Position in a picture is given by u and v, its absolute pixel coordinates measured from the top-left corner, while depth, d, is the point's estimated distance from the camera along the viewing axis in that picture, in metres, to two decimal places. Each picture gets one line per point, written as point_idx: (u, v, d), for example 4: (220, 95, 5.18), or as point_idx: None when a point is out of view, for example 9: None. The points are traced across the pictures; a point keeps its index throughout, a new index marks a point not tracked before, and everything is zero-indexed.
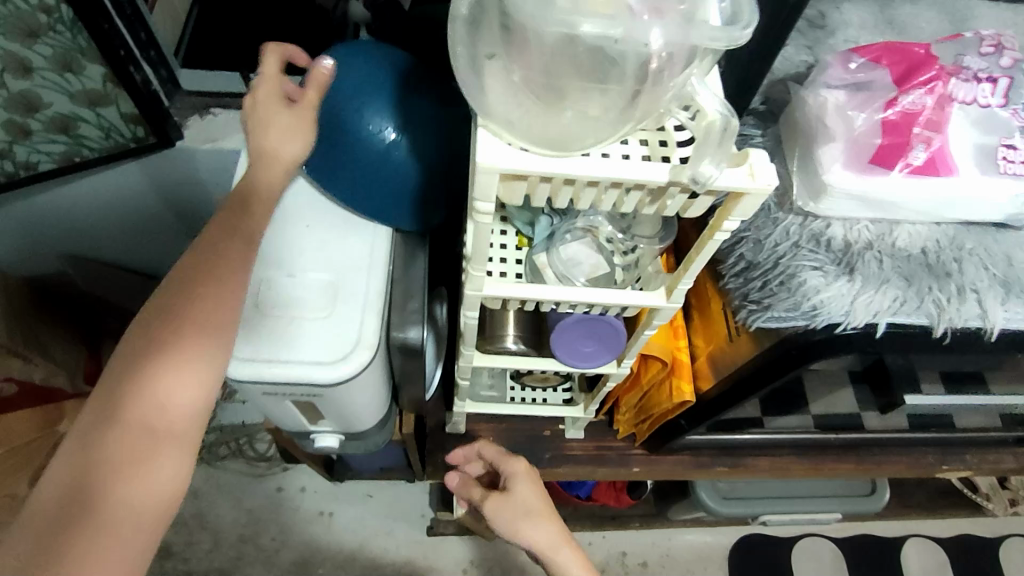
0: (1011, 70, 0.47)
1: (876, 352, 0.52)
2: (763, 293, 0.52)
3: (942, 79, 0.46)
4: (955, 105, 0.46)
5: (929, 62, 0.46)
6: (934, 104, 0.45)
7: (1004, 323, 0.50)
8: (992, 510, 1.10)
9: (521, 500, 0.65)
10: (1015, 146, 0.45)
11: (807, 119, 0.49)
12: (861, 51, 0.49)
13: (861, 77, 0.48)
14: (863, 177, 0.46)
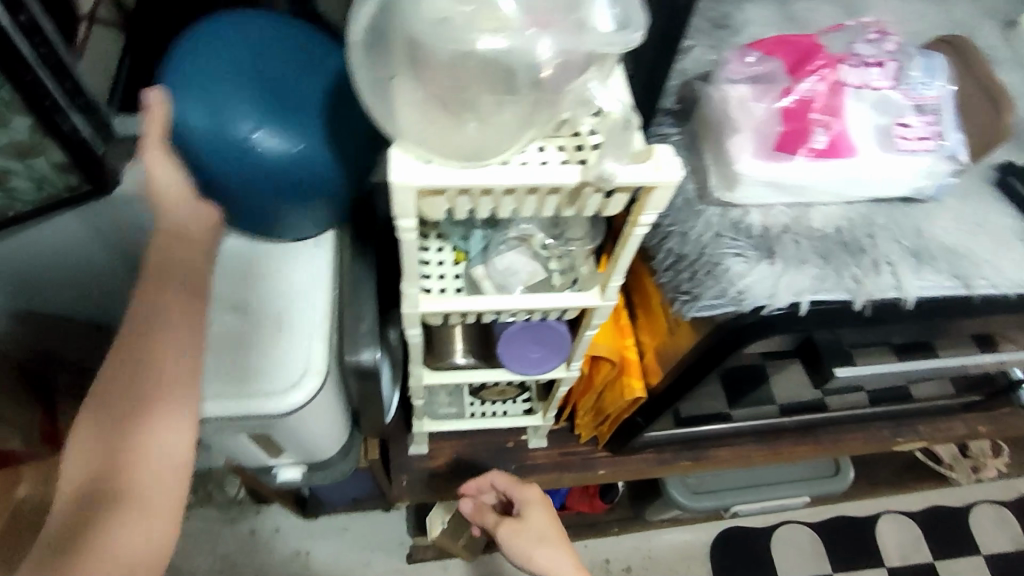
0: (894, 54, 0.52)
1: (803, 330, 0.53)
2: (690, 282, 0.54)
3: (831, 68, 0.50)
4: (848, 90, 0.51)
5: (818, 51, 0.51)
6: (828, 90, 0.50)
7: (919, 291, 0.52)
8: (957, 478, 1.43)
9: (535, 528, 0.75)
10: (906, 124, 0.51)
11: (715, 114, 0.53)
12: (757, 46, 0.52)
13: (763, 69, 0.51)
14: (772, 162, 0.50)
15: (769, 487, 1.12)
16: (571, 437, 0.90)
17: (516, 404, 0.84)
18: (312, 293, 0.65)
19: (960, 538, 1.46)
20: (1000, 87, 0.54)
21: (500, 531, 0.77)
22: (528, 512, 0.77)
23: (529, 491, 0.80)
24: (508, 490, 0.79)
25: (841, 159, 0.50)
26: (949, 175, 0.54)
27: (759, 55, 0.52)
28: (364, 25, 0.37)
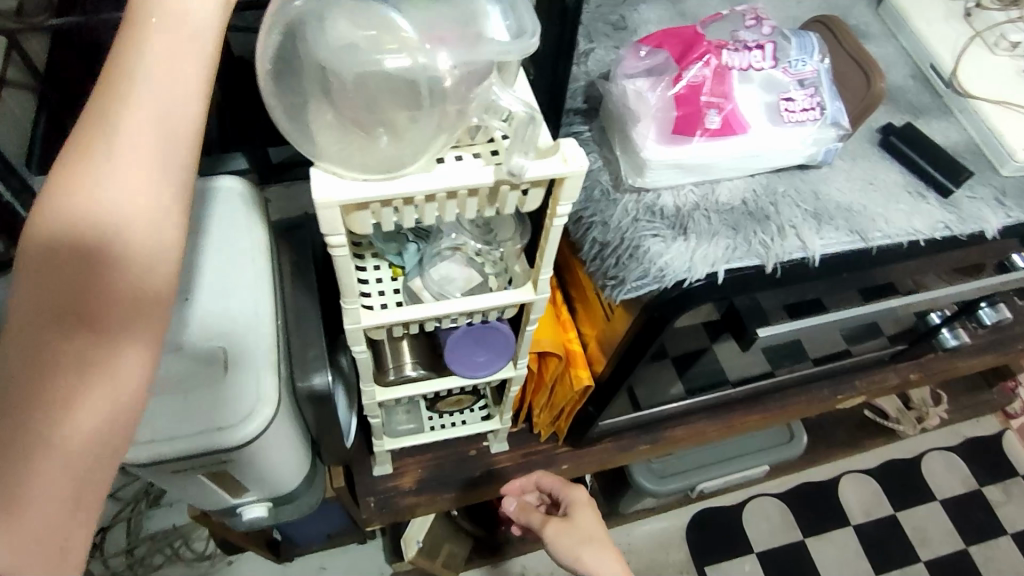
0: (771, 35, 0.57)
1: (724, 298, 0.57)
2: (616, 268, 0.57)
3: (716, 54, 0.54)
4: (733, 73, 0.54)
5: (699, 41, 0.54)
6: (713, 75, 0.54)
7: (822, 249, 0.57)
8: (905, 430, 1.48)
9: (582, 528, 0.73)
10: (791, 98, 0.55)
11: (617, 107, 0.56)
12: (646, 41, 0.57)
13: (655, 62, 0.55)
14: (674, 146, 0.53)
15: (730, 461, 1.16)
16: (532, 437, 0.92)
17: (474, 412, 0.86)
18: (256, 328, 0.65)
19: (915, 486, 1.54)
20: (872, 58, 0.59)
21: (546, 529, 0.76)
22: (578, 511, 0.77)
23: (579, 493, 0.79)
24: (555, 487, 0.81)
25: (734, 137, 0.54)
26: (836, 140, 0.58)
27: (649, 49, 0.56)
28: (268, 55, 0.38)
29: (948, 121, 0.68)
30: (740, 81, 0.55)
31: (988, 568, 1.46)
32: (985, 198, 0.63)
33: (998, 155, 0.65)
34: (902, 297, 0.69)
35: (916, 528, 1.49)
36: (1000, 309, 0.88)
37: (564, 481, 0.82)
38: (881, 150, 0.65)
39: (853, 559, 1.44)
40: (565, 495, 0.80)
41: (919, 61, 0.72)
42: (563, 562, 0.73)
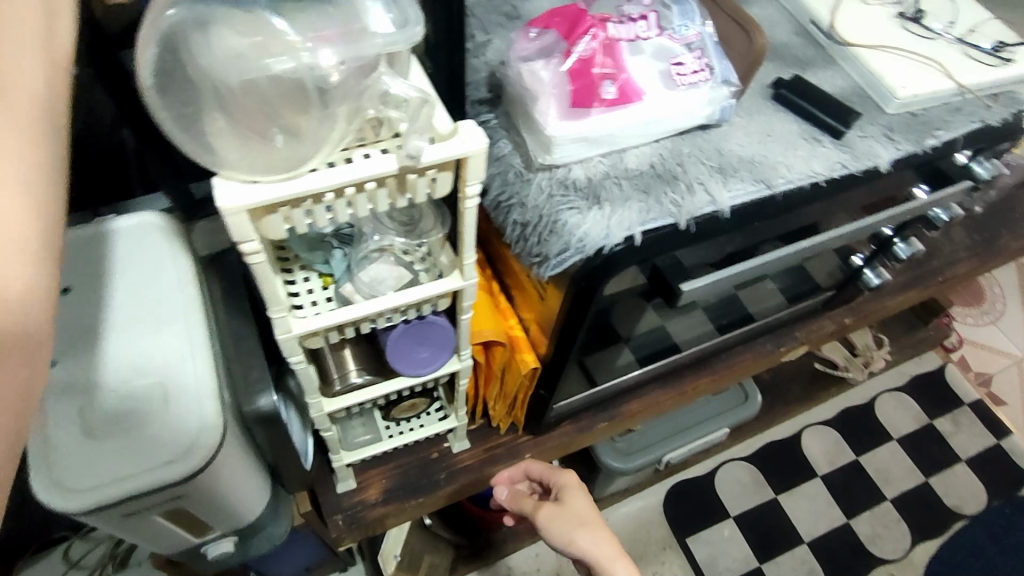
0: (653, 5, 0.60)
1: (646, 259, 0.59)
2: (538, 246, 0.59)
3: (601, 28, 0.56)
4: (620, 44, 0.57)
5: (585, 17, 0.57)
6: (600, 47, 0.56)
7: (731, 201, 0.60)
8: (855, 376, 1.53)
9: (575, 512, 0.75)
10: (679, 62, 0.58)
11: (519, 90, 0.58)
12: (535, 24, 0.59)
13: (545, 44, 0.58)
14: (575, 120, 0.55)
15: (691, 429, 1.19)
16: (492, 431, 0.92)
17: (431, 415, 0.86)
18: (194, 358, 0.64)
19: (873, 428, 1.60)
20: (750, 18, 0.62)
21: (540, 514, 0.77)
22: (570, 497, 0.78)
23: (568, 478, 0.80)
24: (546, 474, 0.82)
25: (631, 105, 0.56)
26: (728, 97, 0.61)
27: (538, 31, 0.58)
28: (150, 67, 0.38)
29: (834, 69, 0.72)
30: (630, 52, 0.58)
31: (950, 496, 1.53)
32: (874, 135, 0.67)
33: (881, 95, 0.69)
34: (818, 236, 0.70)
35: (879, 469, 1.55)
36: (914, 242, 0.92)
37: (555, 467, 0.83)
38: (775, 103, 0.68)
39: (824, 508, 1.49)
40: (556, 480, 0.82)
41: (799, 19, 0.76)
42: (558, 547, 0.74)
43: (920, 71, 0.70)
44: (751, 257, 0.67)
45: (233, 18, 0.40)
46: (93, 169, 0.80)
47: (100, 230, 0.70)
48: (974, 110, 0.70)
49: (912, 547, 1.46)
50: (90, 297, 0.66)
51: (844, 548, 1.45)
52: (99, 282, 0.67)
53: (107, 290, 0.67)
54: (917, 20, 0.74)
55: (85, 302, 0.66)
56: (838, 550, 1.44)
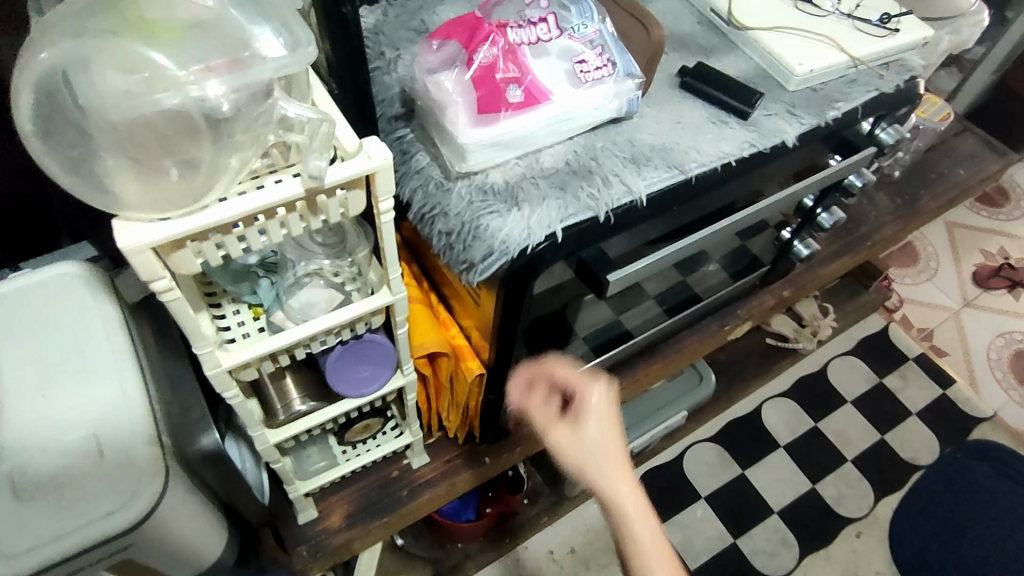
0: (550, 6, 0.61)
1: (571, 254, 0.60)
2: (464, 253, 0.59)
3: (500, 34, 0.57)
4: (520, 49, 0.58)
5: (483, 24, 0.58)
6: (501, 52, 0.57)
7: (646, 189, 0.61)
8: (805, 347, 1.57)
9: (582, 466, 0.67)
10: (583, 60, 0.60)
11: (429, 101, 0.58)
12: (436, 35, 0.60)
13: (448, 54, 0.59)
14: (485, 125, 0.56)
15: (651, 417, 1.20)
16: (451, 442, 0.92)
17: (386, 434, 0.86)
18: (127, 403, 0.62)
19: (828, 394, 1.65)
20: (645, 10, 0.65)
21: None
22: None
23: None
24: None
25: (538, 107, 0.58)
26: (634, 89, 0.63)
27: (438, 42, 0.59)
28: (30, 115, 0.37)
29: (736, 54, 0.74)
30: (533, 56, 0.59)
31: (906, 450, 1.58)
32: (778, 112, 0.69)
33: (782, 74, 0.72)
34: (742, 213, 0.71)
35: (837, 432, 1.60)
36: (835, 210, 0.95)
37: None
38: (683, 91, 0.70)
39: (790, 477, 1.53)
40: None
41: (700, 9, 0.78)
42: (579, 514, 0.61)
43: (817, 48, 0.72)
44: (676, 241, 0.69)
45: (121, 53, 0.39)
46: (9, 224, 0.77)
47: (16, 287, 0.67)
48: (869, 80, 0.74)
49: (875, 503, 1.51)
50: (12, 356, 0.64)
51: (812, 513, 1.49)
52: (17, 339, 0.65)
53: (27, 345, 0.65)
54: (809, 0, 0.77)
55: (5, 361, 0.64)
56: (807, 515, 1.48)
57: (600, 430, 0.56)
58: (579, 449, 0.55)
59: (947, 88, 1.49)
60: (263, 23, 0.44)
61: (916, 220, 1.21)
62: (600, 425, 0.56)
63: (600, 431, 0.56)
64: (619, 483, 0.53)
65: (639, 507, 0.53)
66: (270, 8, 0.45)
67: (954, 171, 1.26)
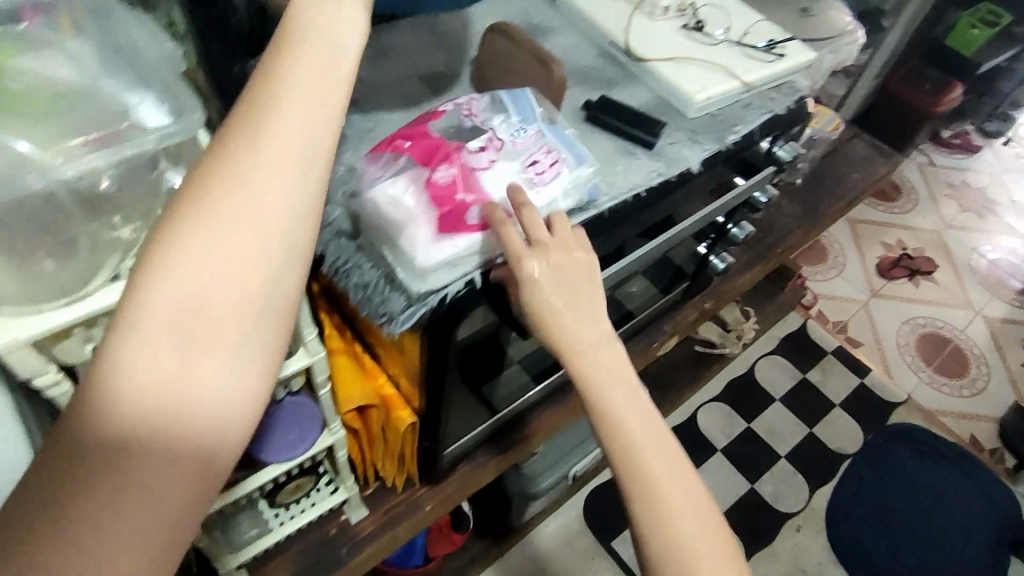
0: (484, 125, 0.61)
1: (489, 297, 0.59)
2: (382, 305, 0.56)
3: (457, 157, 0.57)
4: (475, 169, 0.57)
5: (438, 150, 0.57)
6: (459, 174, 0.56)
7: None
8: (732, 350, 1.63)
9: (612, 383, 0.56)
10: (536, 167, 0.59)
11: (380, 217, 0.55)
12: (383, 152, 0.58)
13: (399, 169, 0.57)
14: (447, 242, 0.54)
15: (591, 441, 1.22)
16: (390, 491, 0.90)
17: (321, 491, 0.82)
18: None
19: (757, 393, 1.71)
20: (543, 50, 0.66)
21: None
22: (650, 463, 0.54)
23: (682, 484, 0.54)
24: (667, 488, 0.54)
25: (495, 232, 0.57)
26: (588, 181, 0.62)
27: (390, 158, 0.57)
28: None
29: (636, 84, 0.76)
30: (488, 171, 0.58)
31: (832, 440, 1.66)
32: (681, 140, 0.72)
33: (681, 102, 0.74)
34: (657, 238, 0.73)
35: (768, 430, 1.65)
36: (745, 224, 0.98)
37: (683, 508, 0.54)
38: (589, 124, 0.71)
39: (728, 479, 1.56)
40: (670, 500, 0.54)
41: (599, 41, 0.80)
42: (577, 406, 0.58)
43: (712, 75, 0.75)
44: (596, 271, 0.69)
45: None
46: None
47: None
48: (762, 104, 0.78)
49: (809, 494, 1.57)
50: None
51: (754, 512, 1.52)
52: None
53: None
54: (700, 29, 0.80)
55: None
56: (750, 514, 1.52)
57: (562, 290, 0.56)
58: (550, 314, 0.56)
59: (838, 95, 1.59)
60: (143, 92, 0.45)
61: (820, 223, 1.27)
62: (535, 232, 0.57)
63: (562, 293, 0.56)
64: (576, 333, 0.56)
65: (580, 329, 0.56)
66: (150, 73, 0.46)
67: (850, 175, 1.34)
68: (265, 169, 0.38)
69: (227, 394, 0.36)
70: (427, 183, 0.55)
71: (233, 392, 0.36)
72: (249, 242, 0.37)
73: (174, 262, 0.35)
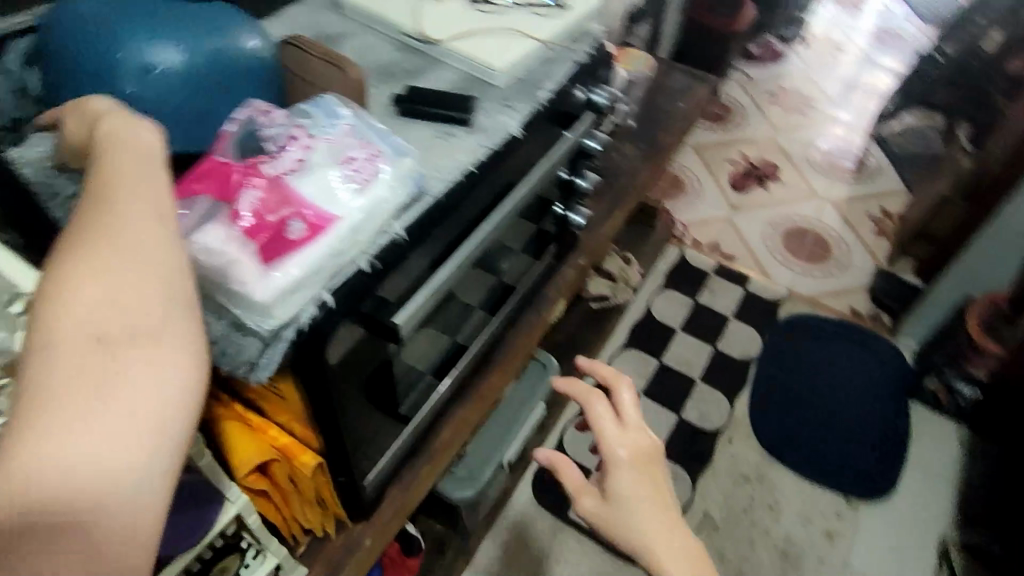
0: (280, 128, 0.56)
1: (347, 313, 0.57)
2: (238, 352, 0.54)
3: (256, 176, 0.53)
4: (283, 182, 0.53)
5: (235, 174, 0.52)
6: (265, 194, 0.52)
7: (398, 224, 0.59)
8: (624, 297, 1.69)
9: (656, 528, 0.64)
10: (351, 162, 0.56)
11: (196, 265, 0.50)
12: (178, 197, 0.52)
13: (199, 211, 0.51)
14: (278, 269, 0.50)
15: (514, 423, 1.22)
16: (324, 540, 0.86)
17: (251, 565, 0.75)
18: None
19: (660, 330, 1.78)
20: (338, 53, 0.65)
21: None
22: None
23: None
24: None
25: (327, 236, 0.53)
26: (410, 165, 0.60)
27: (183, 201, 0.51)
28: None
29: (439, 67, 0.76)
30: (300, 178, 0.54)
31: (736, 350, 1.76)
32: (495, 109, 0.72)
33: (485, 73, 0.74)
34: (503, 208, 0.73)
35: (680, 361, 1.72)
36: (587, 175, 1.01)
37: None
38: (403, 116, 0.70)
39: (659, 417, 1.62)
40: None
41: (393, 35, 0.78)
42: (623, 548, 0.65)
43: (508, 41, 0.76)
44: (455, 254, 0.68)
45: None
46: None
47: None
48: (563, 57, 0.80)
49: (733, 407, 1.65)
50: None
51: (689, 438, 1.59)
52: None
53: None
54: (486, 1, 0.81)
55: None
56: (685, 443, 1.58)
57: (619, 455, 0.68)
58: (610, 475, 0.67)
59: (646, 35, 1.68)
60: None
61: (661, 155, 1.33)
62: (598, 405, 0.73)
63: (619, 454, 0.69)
64: (623, 479, 0.66)
65: (630, 474, 0.67)
66: None
67: (675, 105, 1.42)
68: (124, 216, 0.37)
69: (172, 412, 0.33)
70: (229, 215, 0.51)
71: (176, 412, 0.34)
72: (136, 280, 0.35)
73: (61, 311, 0.33)
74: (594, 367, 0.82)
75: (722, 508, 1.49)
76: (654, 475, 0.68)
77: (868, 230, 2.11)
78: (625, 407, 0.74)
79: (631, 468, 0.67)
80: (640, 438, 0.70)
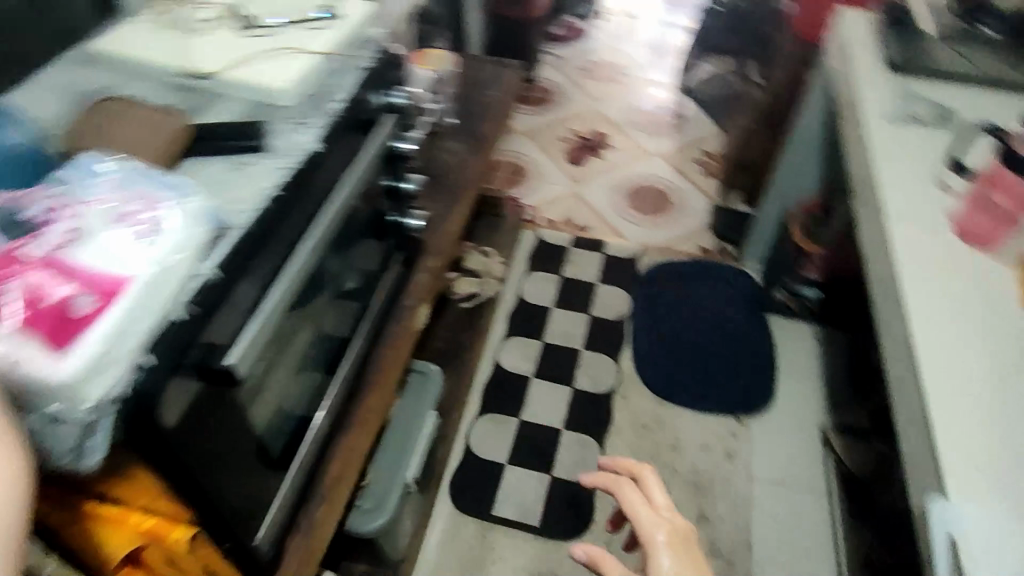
0: (43, 211, 0.52)
1: (173, 372, 0.53)
2: (59, 446, 0.50)
3: (22, 265, 0.48)
4: (55, 261, 0.49)
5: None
6: (36, 279, 0.48)
7: (207, 268, 0.56)
8: (491, 290, 1.71)
9: None
10: (126, 221, 0.53)
11: None
12: None
13: None
14: (74, 349, 0.46)
15: (409, 443, 1.19)
16: None
17: None
18: None
19: (535, 311, 1.82)
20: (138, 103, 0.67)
21: None
22: None
23: None
24: None
25: (123, 301, 0.49)
26: (200, 206, 0.57)
27: None
28: None
29: (221, 102, 0.73)
30: (76, 252, 0.50)
31: (609, 311, 1.83)
32: (285, 133, 0.72)
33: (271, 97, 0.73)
34: (323, 222, 0.71)
35: (561, 335, 1.76)
36: (410, 177, 1.01)
37: None
38: (194, 160, 0.67)
39: (555, 394, 1.65)
40: None
41: (163, 79, 0.74)
42: None
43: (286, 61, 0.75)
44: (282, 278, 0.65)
45: None
46: None
47: None
48: (346, 66, 0.80)
49: (619, 365, 1.72)
50: None
51: (588, 405, 1.63)
52: None
53: None
54: (255, 26, 0.79)
55: None
56: (585, 410, 1.62)
57: (660, 539, 0.73)
58: (652, 558, 0.72)
59: (445, 35, 1.71)
60: None
61: (489, 146, 1.36)
62: (629, 493, 0.79)
63: (658, 537, 0.73)
64: (667, 561, 0.71)
65: (672, 556, 0.71)
66: None
67: (486, 95, 1.46)
68: None
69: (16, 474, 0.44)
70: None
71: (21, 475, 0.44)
72: None
73: None
74: (616, 462, 0.87)
75: (633, 461, 1.54)
76: (697, 559, 0.72)
77: (696, 174, 2.28)
78: (657, 495, 0.80)
79: (674, 548, 0.72)
80: (671, 519, 0.76)
